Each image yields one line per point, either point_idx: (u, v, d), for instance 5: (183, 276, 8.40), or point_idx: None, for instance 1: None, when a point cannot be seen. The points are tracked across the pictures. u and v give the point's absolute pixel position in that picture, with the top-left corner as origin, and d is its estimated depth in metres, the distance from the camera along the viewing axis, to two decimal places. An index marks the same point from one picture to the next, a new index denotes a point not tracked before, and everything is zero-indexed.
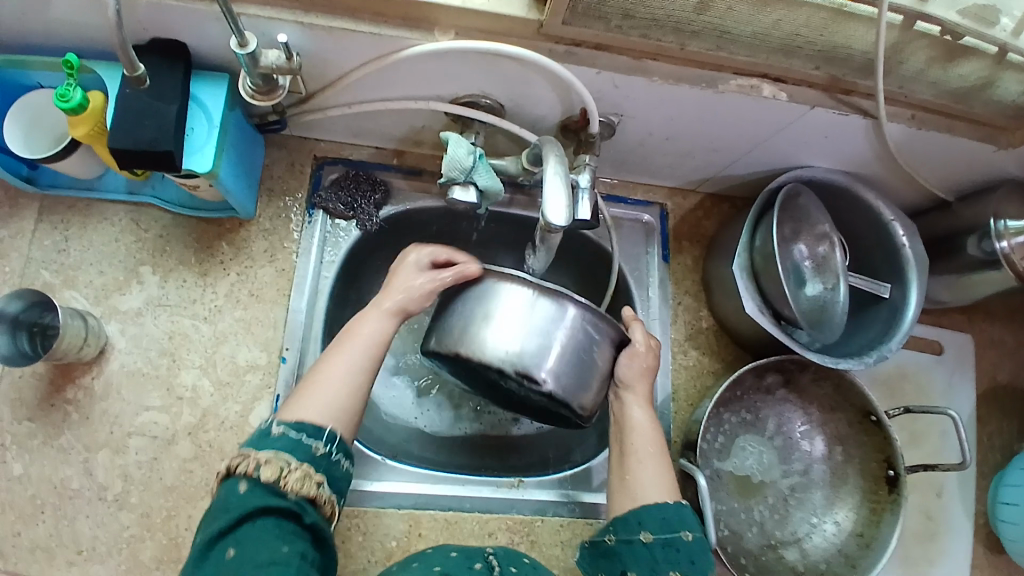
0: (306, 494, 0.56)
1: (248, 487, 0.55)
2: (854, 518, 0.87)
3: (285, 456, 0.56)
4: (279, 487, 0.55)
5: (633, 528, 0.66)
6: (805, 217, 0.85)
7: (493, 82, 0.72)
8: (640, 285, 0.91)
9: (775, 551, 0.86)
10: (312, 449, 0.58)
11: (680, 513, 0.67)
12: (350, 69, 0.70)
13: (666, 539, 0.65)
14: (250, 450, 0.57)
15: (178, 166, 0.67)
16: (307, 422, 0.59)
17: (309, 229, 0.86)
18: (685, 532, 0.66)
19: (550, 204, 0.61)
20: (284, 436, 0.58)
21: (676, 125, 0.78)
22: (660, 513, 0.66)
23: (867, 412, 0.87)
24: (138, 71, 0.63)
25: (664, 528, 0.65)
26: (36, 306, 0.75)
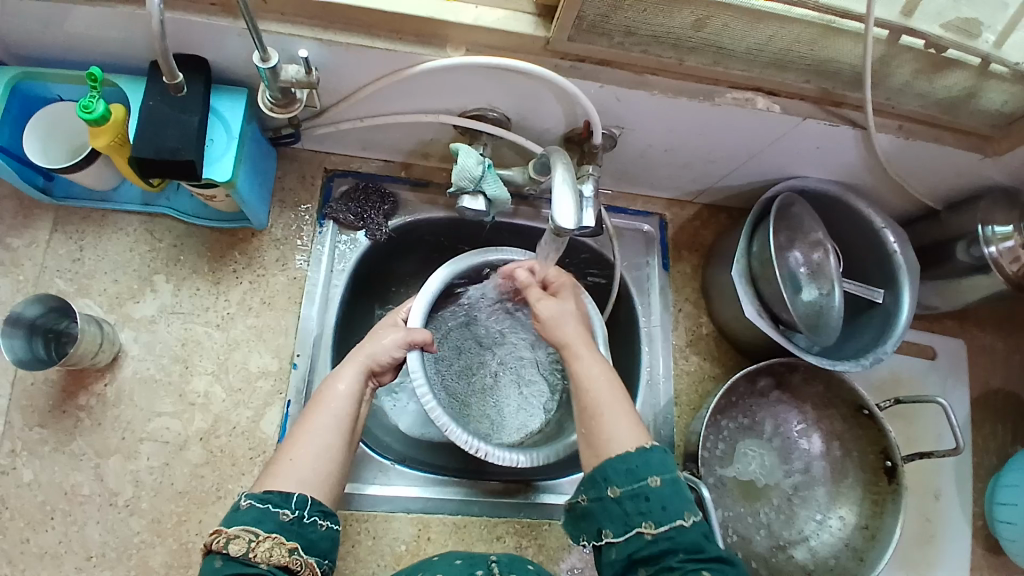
0: (279, 563, 0.56)
1: (223, 562, 0.55)
2: (856, 510, 0.89)
3: (252, 529, 0.56)
4: (249, 559, 0.55)
5: (601, 485, 0.60)
6: (800, 225, 0.88)
7: (502, 95, 0.75)
8: (641, 293, 0.94)
9: (785, 551, 0.87)
10: (281, 516, 0.58)
11: (646, 460, 0.59)
12: (364, 83, 0.73)
13: (634, 489, 0.58)
14: (222, 527, 0.57)
15: (199, 175, 0.70)
16: (275, 490, 0.59)
17: (320, 238, 0.88)
18: (654, 478, 0.59)
19: (558, 208, 0.64)
20: (252, 508, 0.58)
21: (676, 137, 0.81)
22: (625, 463, 0.60)
23: (858, 407, 0.88)
24: (178, 78, 0.66)
25: (631, 479, 0.59)
26: (53, 312, 0.76)
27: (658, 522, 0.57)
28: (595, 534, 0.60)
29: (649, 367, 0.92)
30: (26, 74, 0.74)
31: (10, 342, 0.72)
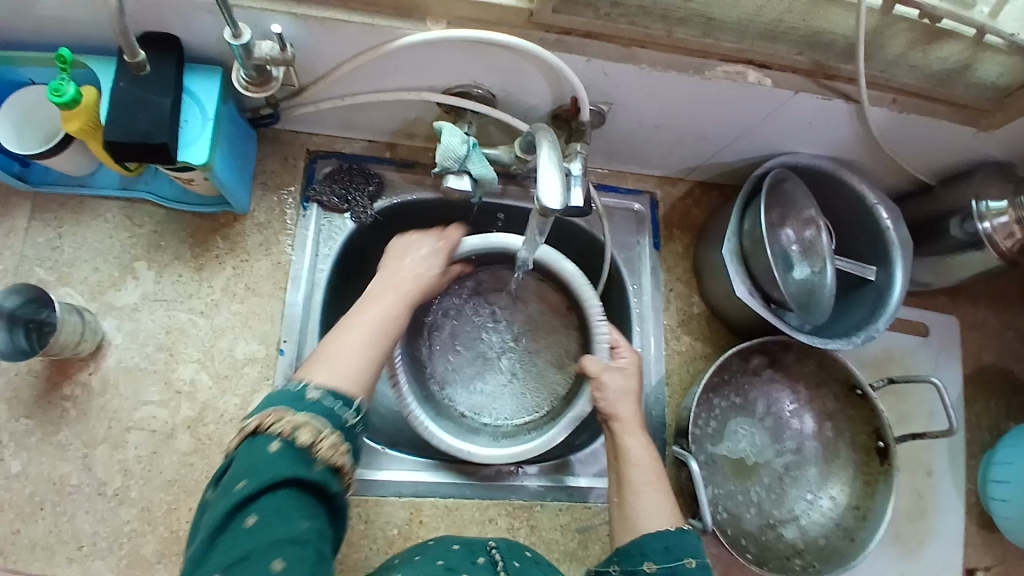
0: (335, 464, 0.54)
1: (280, 449, 0.52)
2: (846, 489, 0.89)
3: (319, 421, 0.55)
4: (312, 453, 0.53)
5: (636, 559, 0.64)
6: (792, 201, 0.86)
7: (485, 71, 0.73)
8: (631, 273, 0.93)
9: (774, 530, 0.87)
10: (344, 419, 0.57)
11: (680, 540, 0.65)
12: (342, 60, 0.71)
13: (669, 568, 0.63)
14: (285, 410, 0.55)
15: (173, 158, 0.68)
16: (342, 393, 0.59)
17: (303, 222, 0.87)
18: (689, 559, 0.63)
19: (542, 188, 0.61)
20: (320, 402, 0.57)
21: (665, 113, 0.79)
22: (661, 541, 0.65)
23: (851, 386, 0.89)
24: (138, 57, 0.64)
25: (665, 555, 0.64)
26: (33, 301, 0.74)
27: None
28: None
29: (641, 348, 0.91)
30: None
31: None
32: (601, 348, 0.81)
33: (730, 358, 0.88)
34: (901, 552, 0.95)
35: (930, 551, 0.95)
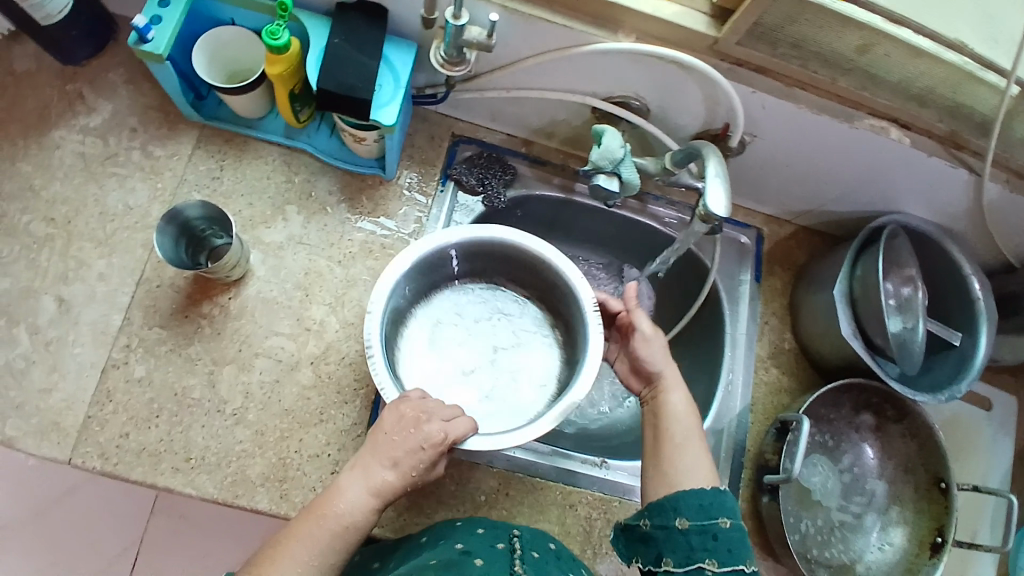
0: None
1: None
2: (887, 568, 0.92)
3: None
4: None
5: (670, 514, 0.67)
6: (897, 258, 0.92)
7: (653, 85, 0.80)
8: (730, 299, 0.98)
9: (808, 563, 0.91)
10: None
11: (718, 499, 0.66)
12: (525, 55, 0.78)
13: (703, 524, 0.65)
14: None
15: (366, 114, 0.74)
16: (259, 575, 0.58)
17: (440, 196, 0.93)
18: (724, 519, 0.65)
19: (710, 196, 0.67)
20: None
21: (799, 154, 0.85)
22: (696, 499, 0.67)
23: (936, 479, 0.94)
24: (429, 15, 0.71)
25: (701, 512, 0.66)
26: (210, 218, 0.81)
27: (722, 562, 0.64)
28: (653, 558, 0.68)
29: (731, 373, 0.95)
30: None
31: (163, 238, 0.78)
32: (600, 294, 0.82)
33: (841, 395, 0.97)
34: None
35: None
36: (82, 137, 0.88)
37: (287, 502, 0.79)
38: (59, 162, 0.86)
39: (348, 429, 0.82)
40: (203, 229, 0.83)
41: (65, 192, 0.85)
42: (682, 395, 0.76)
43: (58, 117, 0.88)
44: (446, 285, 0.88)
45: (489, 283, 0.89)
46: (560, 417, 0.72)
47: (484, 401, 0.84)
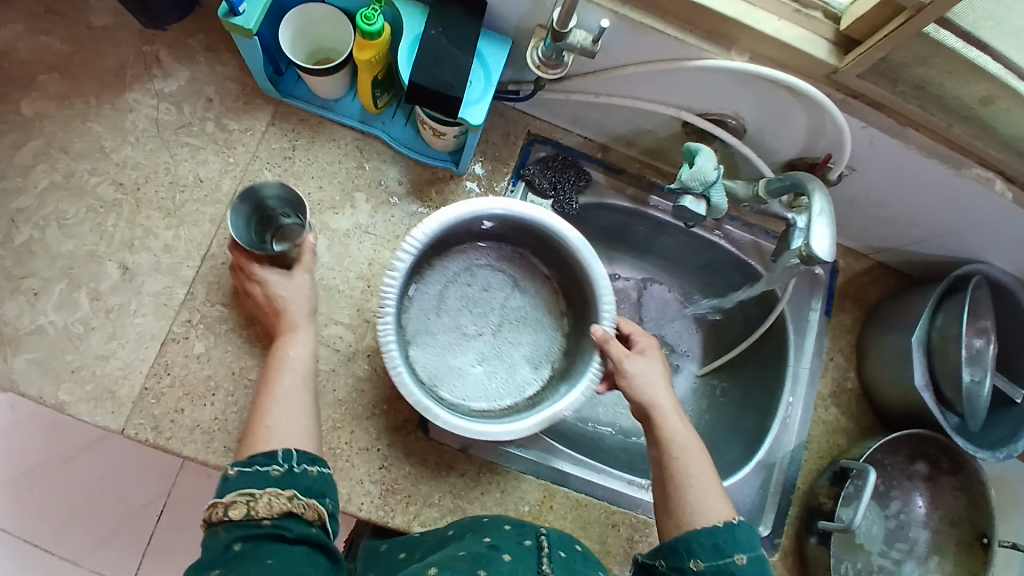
0: (281, 510, 0.58)
1: (231, 535, 0.57)
2: None
3: (247, 489, 0.59)
4: (252, 516, 0.57)
5: (683, 557, 0.62)
6: (976, 308, 0.89)
7: (756, 107, 0.76)
8: (798, 331, 0.94)
9: None
10: (273, 472, 0.61)
11: (732, 537, 0.62)
12: (624, 62, 0.74)
13: (718, 566, 0.61)
14: (215, 499, 0.58)
15: (455, 112, 0.71)
16: (256, 455, 0.62)
17: (509, 196, 0.90)
18: (739, 555, 0.62)
19: (813, 237, 0.64)
20: (241, 475, 0.60)
21: (895, 192, 0.82)
22: (711, 538, 0.62)
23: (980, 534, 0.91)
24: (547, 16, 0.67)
25: (715, 553, 0.61)
26: (287, 202, 0.79)
27: None
28: None
29: (791, 404, 0.92)
30: None
31: (234, 217, 0.77)
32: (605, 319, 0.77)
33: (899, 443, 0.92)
34: None
35: None
36: (155, 103, 0.86)
37: None
38: (131, 126, 0.85)
39: (398, 427, 0.82)
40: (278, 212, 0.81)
41: (136, 157, 0.84)
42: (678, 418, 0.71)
43: (134, 79, 0.86)
44: (459, 264, 0.87)
45: (507, 278, 0.89)
46: (541, 426, 0.73)
47: (484, 392, 0.83)
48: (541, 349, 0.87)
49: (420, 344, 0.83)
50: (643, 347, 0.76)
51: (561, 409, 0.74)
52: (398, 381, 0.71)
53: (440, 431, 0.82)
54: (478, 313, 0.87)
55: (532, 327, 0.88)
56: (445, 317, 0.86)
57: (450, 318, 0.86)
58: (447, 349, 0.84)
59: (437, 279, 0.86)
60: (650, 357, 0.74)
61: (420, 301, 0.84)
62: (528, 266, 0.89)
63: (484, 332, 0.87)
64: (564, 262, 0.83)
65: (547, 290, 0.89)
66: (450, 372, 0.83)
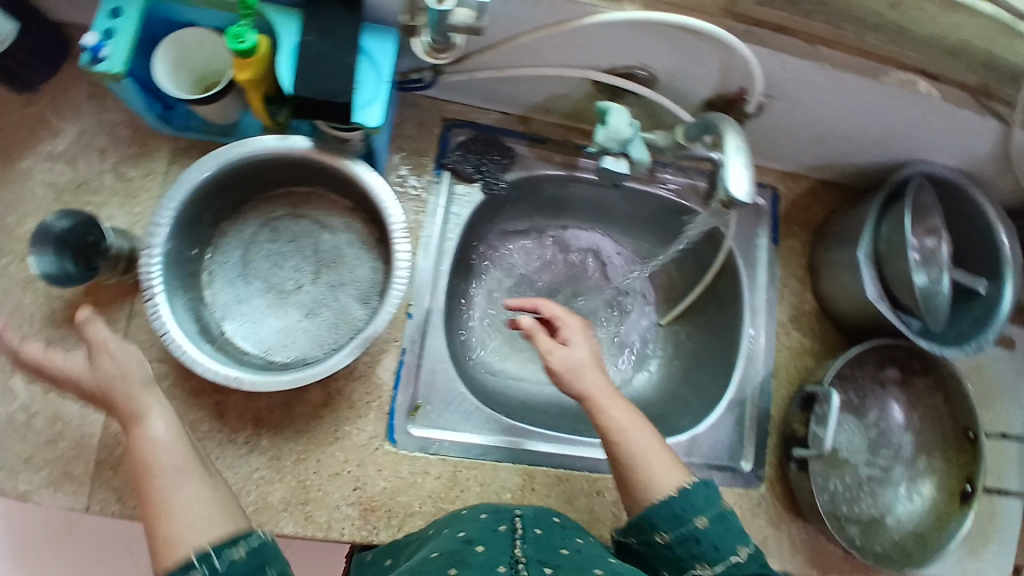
0: None
1: None
2: (917, 519, 0.91)
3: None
4: None
5: (648, 531, 0.66)
6: (922, 212, 0.88)
7: (663, 55, 0.72)
8: (749, 267, 0.94)
9: (839, 520, 0.89)
10: (233, 555, 0.58)
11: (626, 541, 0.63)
12: (518, 33, 0.70)
13: (682, 533, 0.64)
14: None
15: (348, 117, 0.69)
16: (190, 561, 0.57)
17: (435, 188, 0.88)
18: (699, 519, 0.64)
19: (732, 176, 0.62)
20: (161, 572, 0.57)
21: (819, 114, 0.79)
22: (671, 509, 0.65)
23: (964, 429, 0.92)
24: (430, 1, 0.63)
25: (676, 522, 0.64)
26: (81, 224, 0.75)
27: (711, 562, 0.63)
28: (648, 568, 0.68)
29: (753, 340, 0.92)
30: None
31: (39, 255, 0.72)
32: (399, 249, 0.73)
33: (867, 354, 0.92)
34: (971, 555, 0.99)
35: (992, 554, 1.00)
36: (49, 166, 0.81)
37: (312, 523, 0.78)
38: (29, 195, 0.80)
39: (365, 444, 0.81)
40: (88, 237, 0.76)
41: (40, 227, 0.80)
42: (611, 397, 0.70)
43: (20, 144, 0.81)
44: (253, 218, 0.82)
45: (311, 220, 0.83)
46: (358, 351, 0.72)
47: (266, 345, 0.80)
48: (365, 278, 0.83)
49: (238, 323, 0.80)
50: (567, 332, 0.75)
51: (368, 330, 0.73)
52: (188, 361, 0.70)
53: (405, 438, 0.82)
54: (292, 263, 0.82)
55: (355, 260, 0.83)
56: (256, 283, 0.81)
57: (260, 282, 0.81)
58: (269, 315, 0.81)
59: (234, 249, 0.81)
60: (577, 342, 0.74)
61: (223, 281, 0.80)
62: (322, 203, 0.83)
63: (303, 283, 0.82)
64: (336, 181, 0.79)
65: (353, 217, 0.84)
66: (274, 336, 0.80)
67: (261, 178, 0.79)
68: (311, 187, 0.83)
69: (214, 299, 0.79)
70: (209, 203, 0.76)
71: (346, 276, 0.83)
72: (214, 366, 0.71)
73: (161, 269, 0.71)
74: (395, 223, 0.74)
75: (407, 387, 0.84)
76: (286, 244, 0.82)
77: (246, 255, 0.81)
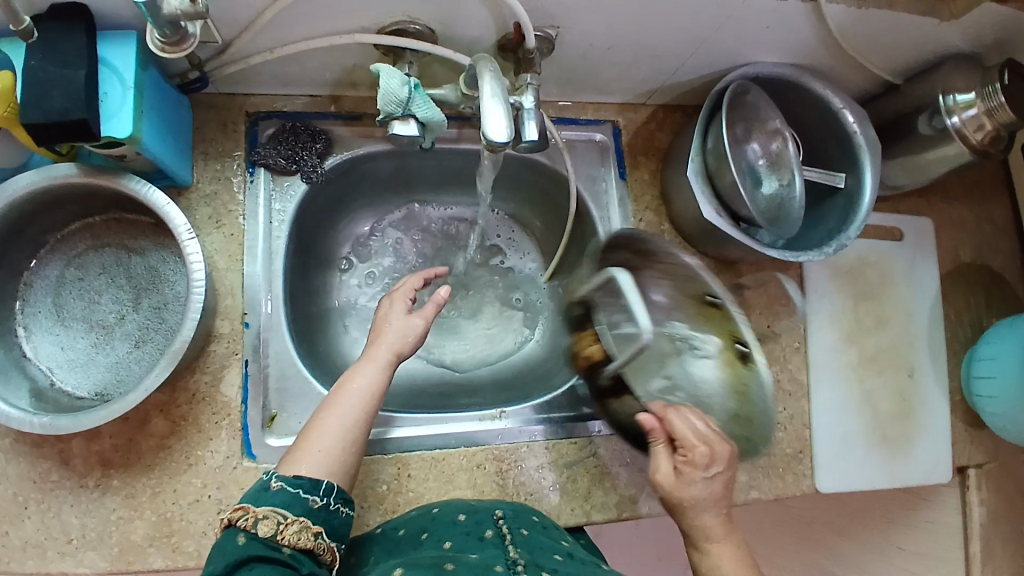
0: (304, 547, 0.58)
1: (246, 541, 0.56)
2: (724, 401, 0.76)
3: (281, 511, 0.58)
4: (276, 541, 0.56)
5: None
6: (755, 114, 0.83)
7: (421, 3, 0.68)
8: (599, 207, 0.91)
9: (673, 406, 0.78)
10: (311, 502, 0.60)
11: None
12: (260, 9, 0.65)
13: None
14: (249, 505, 0.58)
15: (96, 134, 0.64)
16: (302, 476, 0.61)
17: (251, 189, 0.83)
18: None
19: (489, 121, 0.58)
20: (282, 490, 0.59)
21: (617, 32, 0.75)
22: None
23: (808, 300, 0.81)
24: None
25: None
26: None
27: None
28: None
29: None
30: None
31: None
32: (193, 256, 0.71)
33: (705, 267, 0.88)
34: (890, 454, 0.96)
35: (915, 450, 0.97)
36: None
37: (182, 554, 0.76)
38: None
39: (222, 465, 0.78)
40: None
41: None
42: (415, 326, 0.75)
43: None
44: (61, 258, 0.79)
45: (119, 248, 0.80)
46: (173, 365, 0.69)
47: (96, 385, 0.76)
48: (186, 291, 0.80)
49: (65, 371, 0.76)
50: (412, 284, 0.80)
51: (178, 342, 0.70)
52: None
53: (265, 453, 0.79)
54: (109, 296, 0.79)
55: (173, 276, 0.80)
56: (76, 325, 0.78)
57: (80, 322, 0.78)
58: (97, 355, 0.77)
59: (44, 296, 0.78)
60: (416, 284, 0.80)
61: (42, 332, 0.77)
62: (127, 227, 0.80)
63: (126, 313, 0.79)
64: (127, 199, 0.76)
65: (160, 233, 0.81)
66: (103, 373, 0.77)
67: (48, 210, 0.75)
68: (109, 212, 0.80)
69: (35, 352, 0.76)
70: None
71: (167, 295, 0.79)
72: (26, 417, 0.67)
73: None
74: (181, 228, 0.71)
75: (256, 399, 0.80)
76: (98, 278, 0.79)
77: (59, 295, 0.78)
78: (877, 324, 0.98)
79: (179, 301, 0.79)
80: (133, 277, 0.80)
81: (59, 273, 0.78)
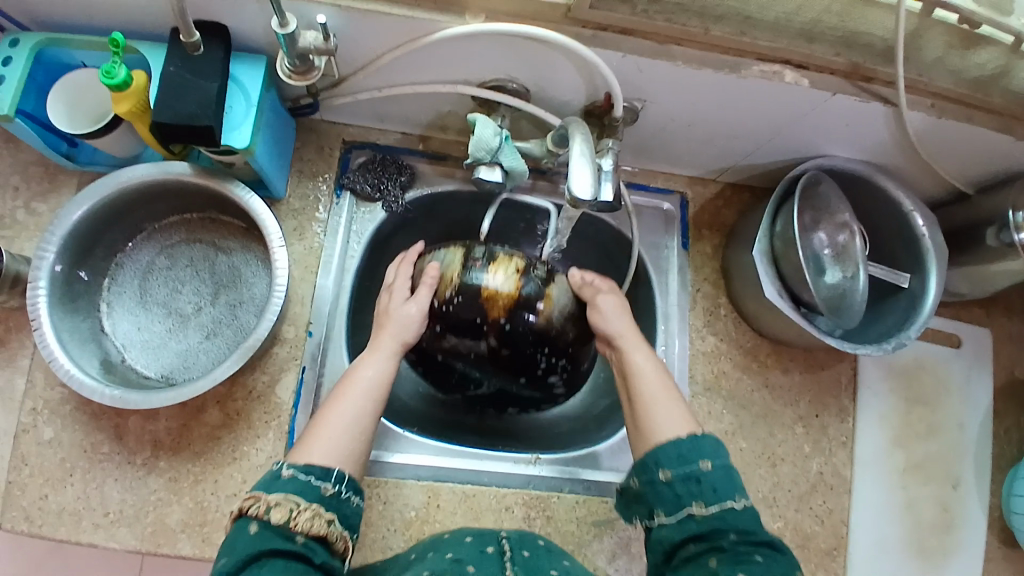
0: (317, 533, 0.60)
1: (258, 531, 0.58)
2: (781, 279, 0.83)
3: (294, 498, 0.60)
4: (289, 528, 0.59)
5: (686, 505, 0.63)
6: (825, 205, 0.86)
7: (523, 65, 0.73)
8: (659, 272, 0.94)
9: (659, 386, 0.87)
10: (323, 490, 0.62)
11: (697, 445, 0.66)
12: (380, 53, 0.72)
13: (684, 471, 0.64)
14: (261, 493, 0.60)
15: (217, 141, 0.70)
16: (315, 465, 0.63)
17: (335, 209, 0.89)
18: (736, 499, 0.63)
19: (574, 178, 0.63)
20: (293, 479, 0.61)
21: (699, 111, 0.79)
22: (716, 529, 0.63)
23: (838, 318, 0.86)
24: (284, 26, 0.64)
25: (681, 461, 0.65)
26: None
27: (708, 502, 0.63)
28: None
29: (664, 346, 0.92)
30: (49, 40, 0.75)
31: None
32: (280, 265, 0.76)
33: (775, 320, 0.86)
34: (923, 566, 0.92)
35: (950, 565, 0.93)
36: None
37: (210, 545, 0.78)
38: None
39: (263, 465, 0.81)
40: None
41: None
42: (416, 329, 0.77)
43: None
44: (155, 246, 0.85)
45: (208, 245, 0.86)
46: (241, 361, 0.73)
47: (164, 368, 0.81)
48: (262, 293, 0.85)
49: (138, 350, 0.81)
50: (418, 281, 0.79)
51: (251, 340, 0.74)
52: (73, 385, 0.71)
53: None
54: (191, 287, 0.84)
55: (252, 278, 0.85)
56: (156, 309, 0.83)
57: (160, 308, 0.83)
58: (170, 340, 0.82)
59: (132, 278, 0.84)
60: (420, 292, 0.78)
61: (123, 311, 0.82)
62: (219, 227, 0.87)
63: (203, 306, 0.84)
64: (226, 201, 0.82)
65: (248, 236, 0.87)
66: (172, 358, 0.81)
67: (154, 200, 0.82)
68: (206, 211, 0.86)
69: (114, 329, 0.81)
70: (102, 233, 0.80)
71: (243, 295, 0.84)
72: (98, 387, 0.72)
73: (47, 299, 0.74)
74: (274, 237, 0.76)
75: (306, 406, 0.83)
76: (184, 269, 0.85)
77: (146, 280, 0.84)
78: (925, 430, 0.96)
79: (253, 301, 0.84)
80: (216, 273, 0.85)
81: (151, 259, 0.85)
